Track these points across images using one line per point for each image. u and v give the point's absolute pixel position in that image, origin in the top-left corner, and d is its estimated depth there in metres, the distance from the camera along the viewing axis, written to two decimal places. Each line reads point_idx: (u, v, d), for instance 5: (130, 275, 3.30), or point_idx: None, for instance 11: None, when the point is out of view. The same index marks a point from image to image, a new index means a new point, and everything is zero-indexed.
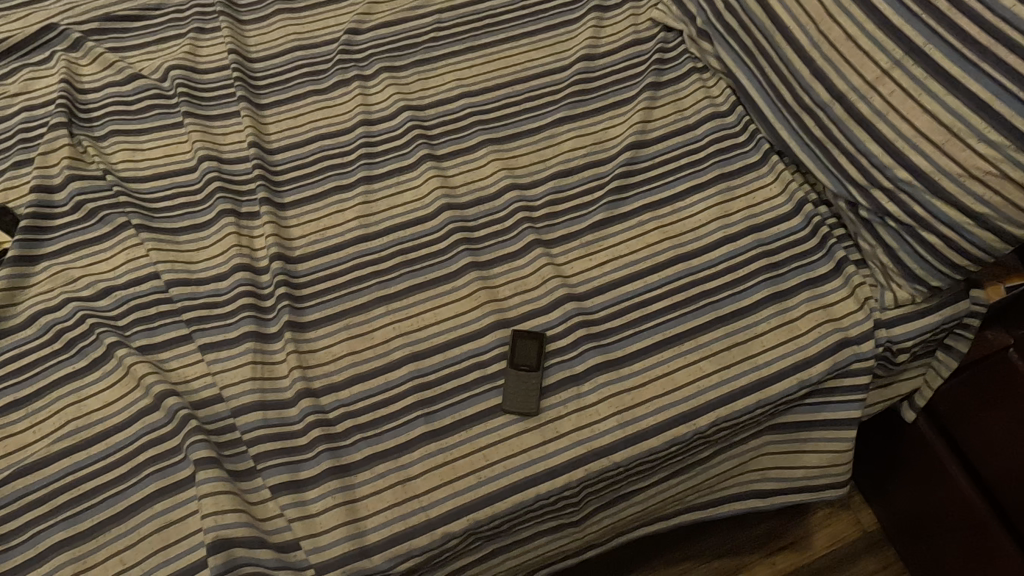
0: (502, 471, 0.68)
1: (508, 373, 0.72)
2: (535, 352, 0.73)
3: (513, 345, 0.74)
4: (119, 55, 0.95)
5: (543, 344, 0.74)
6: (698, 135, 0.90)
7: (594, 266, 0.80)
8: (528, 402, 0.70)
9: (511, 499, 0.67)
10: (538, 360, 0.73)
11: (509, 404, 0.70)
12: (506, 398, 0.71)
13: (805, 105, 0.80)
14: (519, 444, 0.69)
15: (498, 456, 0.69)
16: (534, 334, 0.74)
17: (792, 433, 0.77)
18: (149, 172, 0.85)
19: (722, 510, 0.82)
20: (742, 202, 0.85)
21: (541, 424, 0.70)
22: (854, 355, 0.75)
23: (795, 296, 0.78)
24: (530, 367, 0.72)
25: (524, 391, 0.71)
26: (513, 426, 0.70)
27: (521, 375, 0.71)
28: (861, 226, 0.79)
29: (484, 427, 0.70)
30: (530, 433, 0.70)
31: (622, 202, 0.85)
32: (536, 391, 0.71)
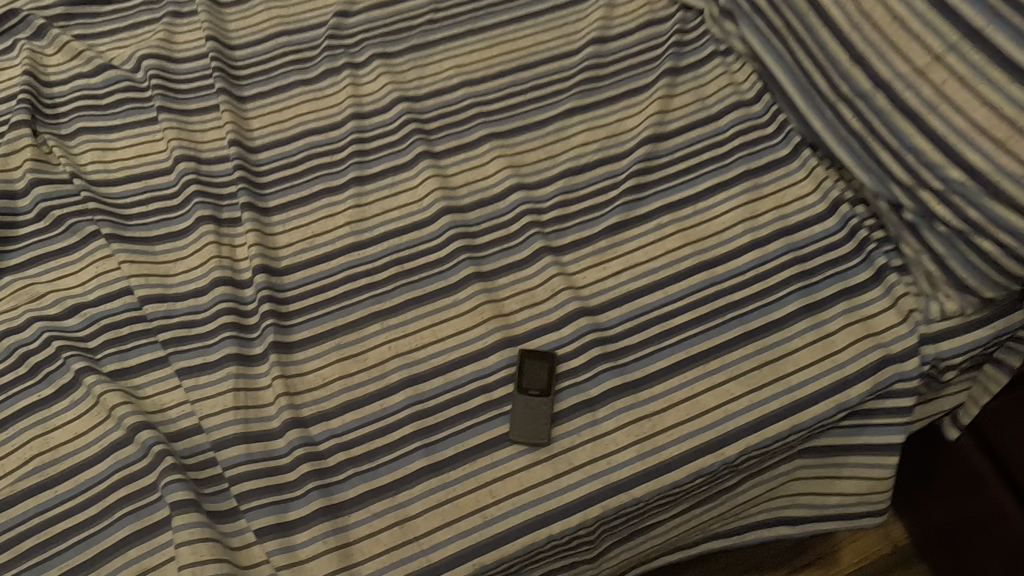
0: (510, 510, 0.62)
1: (515, 400, 0.65)
2: (545, 376, 0.66)
3: (520, 367, 0.67)
4: (87, 43, 0.87)
5: (553, 367, 0.67)
6: (721, 127, 0.82)
7: (608, 276, 0.73)
8: (538, 434, 0.64)
9: (521, 541, 0.61)
10: (548, 385, 0.66)
11: (516, 434, 0.64)
12: (512, 427, 0.64)
13: (843, 94, 0.72)
14: (529, 479, 0.63)
15: (507, 493, 0.62)
16: (543, 356, 0.67)
17: (827, 458, 0.71)
18: (121, 174, 0.78)
19: (749, 538, 0.76)
20: (771, 202, 0.77)
21: (554, 457, 0.64)
22: (896, 374, 0.68)
23: (830, 307, 0.71)
24: (540, 393, 0.65)
25: (532, 421, 0.64)
26: (522, 457, 0.64)
27: (529, 403, 0.65)
28: (904, 229, 0.72)
29: (491, 460, 0.64)
30: (541, 465, 0.63)
31: (638, 203, 0.77)
32: (547, 422, 0.64)
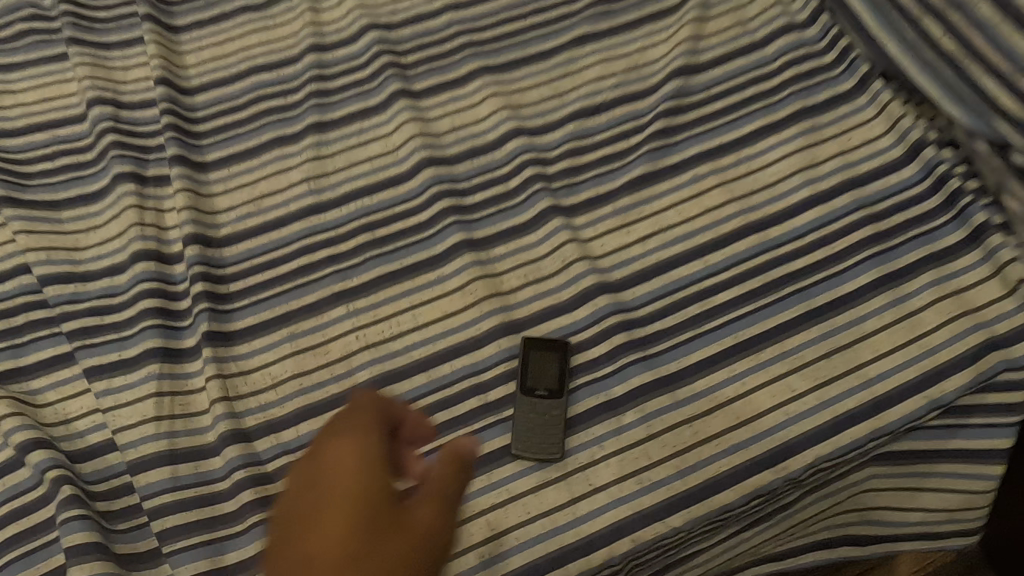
0: (512, 545, 0.48)
1: (519, 403, 0.51)
2: (556, 371, 0.52)
3: (523, 360, 0.53)
4: None
5: (566, 359, 0.53)
6: (768, 56, 0.66)
7: (633, 242, 0.58)
8: (550, 448, 0.50)
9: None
10: (561, 383, 0.52)
11: (520, 449, 0.50)
12: (515, 439, 0.50)
13: (930, 5, 0.55)
14: (536, 503, 0.49)
15: (507, 523, 0.49)
16: (553, 345, 0.53)
17: (911, 464, 0.56)
18: (21, 123, 0.62)
19: (805, 562, 0.62)
20: (835, 146, 0.61)
21: (569, 476, 0.50)
22: (1003, 362, 0.53)
23: (915, 277, 0.56)
24: (551, 394, 0.51)
25: (542, 430, 0.50)
26: (528, 476, 0.50)
27: (536, 407, 0.51)
28: (1010, 177, 0.56)
29: (488, 480, 0.50)
30: (551, 487, 0.49)
31: (669, 151, 0.62)
32: (560, 431, 0.50)
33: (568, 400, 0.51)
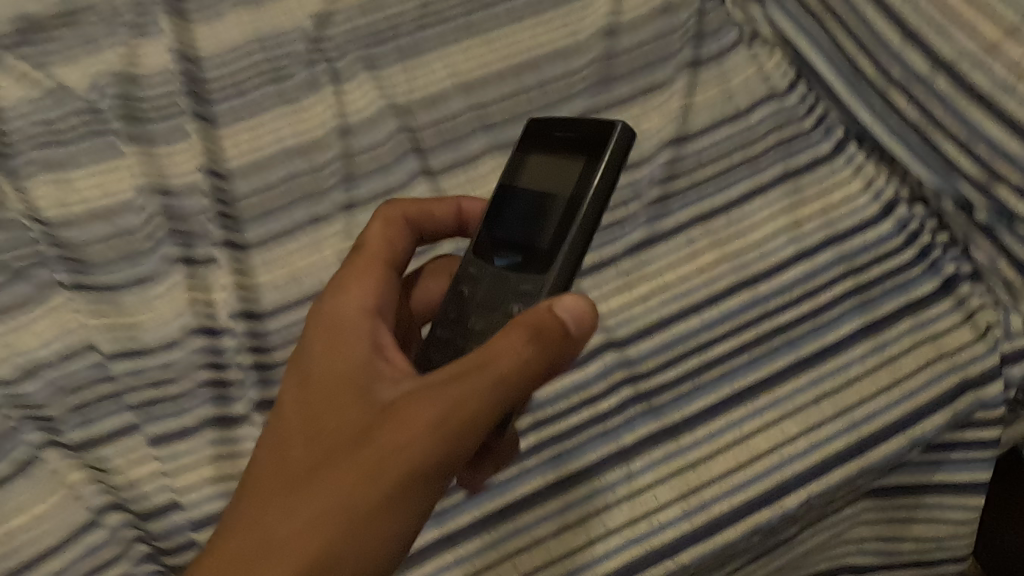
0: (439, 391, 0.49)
1: (512, 181, 0.54)
2: (579, 173, 0.49)
3: (553, 189, 0.50)
4: (37, 63, 0.77)
5: (600, 169, 0.48)
6: (753, 124, 0.72)
7: (637, 300, 0.63)
8: (529, 239, 0.50)
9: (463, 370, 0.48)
10: (568, 203, 0.48)
11: (484, 234, 0.53)
12: (494, 216, 0.53)
13: (896, 79, 0.64)
14: (497, 289, 0.50)
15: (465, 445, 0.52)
16: (601, 137, 0.49)
17: (895, 500, 0.61)
18: (79, 213, 0.69)
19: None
20: (818, 206, 0.67)
21: (534, 267, 0.48)
22: (977, 402, 0.59)
23: (895, 326, 0.61)
24: (561, 191, 0.50)
25: (523, 218, 0.51)
26: (481, 259, 0.52)
27: (534, 200, 0.51)
28: (979, 233, 0.62)
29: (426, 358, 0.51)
30: (482, 309, 0.50)
31: (665, 216, 0.68)
32: (538, 253, 0.49)
33: (569, 248, 0.47)
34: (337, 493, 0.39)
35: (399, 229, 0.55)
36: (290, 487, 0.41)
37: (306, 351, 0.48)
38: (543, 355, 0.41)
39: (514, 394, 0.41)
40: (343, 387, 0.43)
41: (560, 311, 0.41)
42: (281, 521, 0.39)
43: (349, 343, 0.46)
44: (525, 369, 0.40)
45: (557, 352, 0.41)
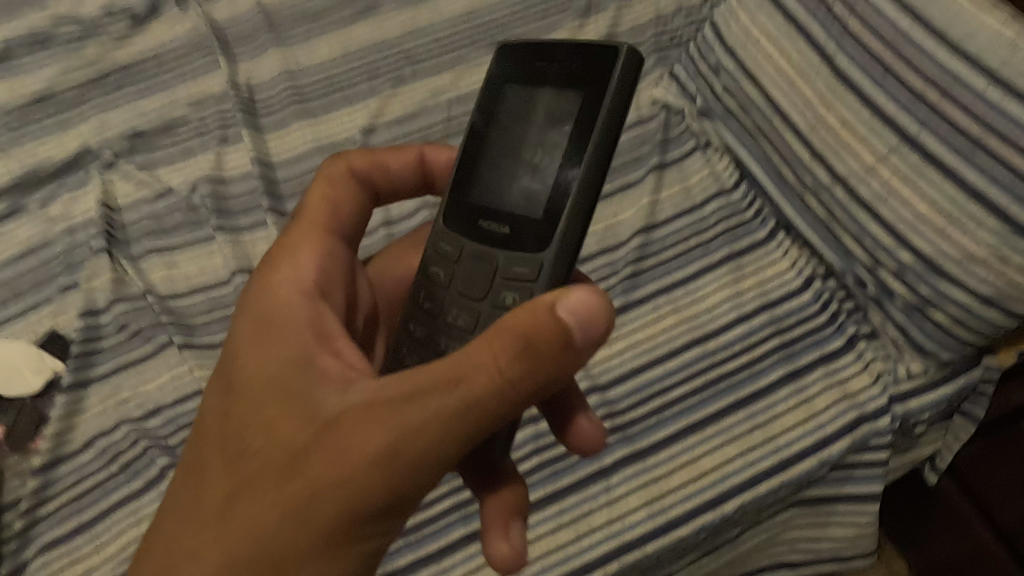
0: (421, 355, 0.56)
1: (485, 135, 0.58)
2: (575, 115, 0.54)
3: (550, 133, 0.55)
4: (150, 172, 1.00)
5: (602, 107, 0.52)
6: (705, 214, 0.92)
7: (615, 354, 0.83)
8: (522, 202, 0.55)
9: (461, 333, 0.55)
10: (569, 153, 0.53)
11: (459, 193, 0.58)
12: (472, 175, 0.58)
13: (808, 185, 0.85)
14: (484, 261, 0.55)
15: (491, 514, 0.59)
16: (595, 73, 0.53)
17: (816, 509, 0.80)
18: (184, 287, 0.91)
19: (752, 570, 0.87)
20: (753, 280, 0.87)
21: (539, 231, 0.53)
22: (871, 431, 0.78)
23: (810, 373, 0.81)
24: (554, 140, 0.54)
25: (505, 176, 0.56)
26: (460, 228, 0.57)
27: (519, 156, 0.56)
28: (872, 304, 0.82)
29: (411, 331, 0.58)
30: (465, 278, 0.56)
31: (636, 288, 0.87)
32: (540, 217, 0.54)
33: (573, 197, 0.52)
34: (297, 498, 0.44)
35: (349, 181, 0.62)
36: (238, 497, 0.46)
37: (243, 342, 0.52)
38: (530, 375, 0.44)
39: (489, 410, 0.44)
40: (290, 387, 0.48)
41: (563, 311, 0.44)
42: (250, 515, 0.45)
43: (290, 339, 0.50)
44: (501, 390, 0.44)
45: (550, 368, 0.44)
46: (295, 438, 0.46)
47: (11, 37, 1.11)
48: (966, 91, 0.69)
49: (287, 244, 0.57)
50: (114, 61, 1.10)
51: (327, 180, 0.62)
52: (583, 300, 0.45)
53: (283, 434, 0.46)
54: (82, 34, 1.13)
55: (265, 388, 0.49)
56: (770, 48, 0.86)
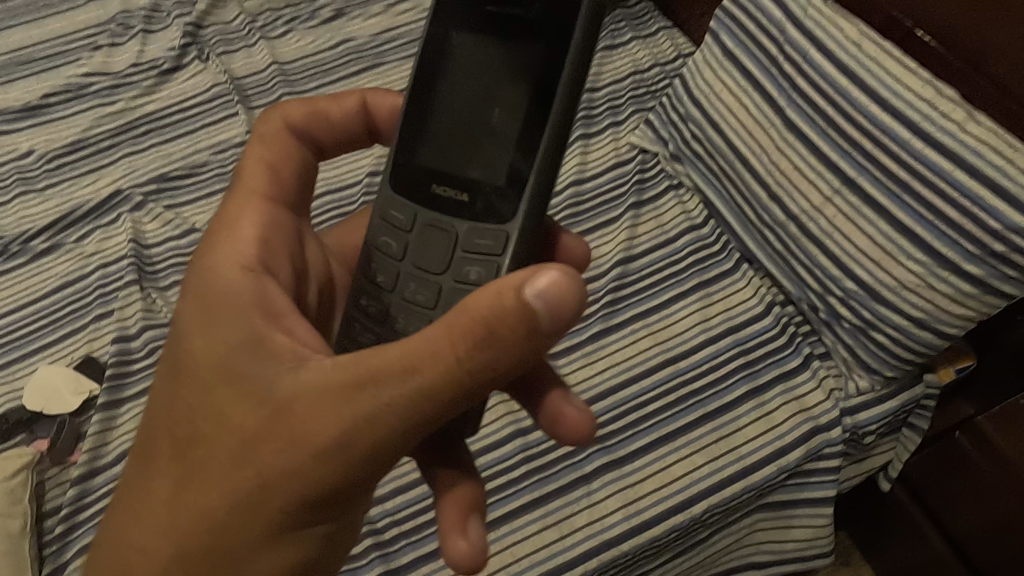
0: (374, 330, 0.56)
1: (433, 91, 0.57)
2: (539, 76, 0.54)
3: (511, 92, 0.55)
4: (175, 212, 1.10)
5: (566, 70, 0.53)
6: (678, 246, 1.02)
7: (595, 373, 0.92)
8: (480, 168, 0.55)
9: (418, 303, 0.55)
10: (530, 118, 0.54)
11: (406, 156, 0.57)
12: (421, 136, 0.57)
13: (766, 222, 0.95)
14: (443, 230, 0.55)
15: (447, 509, 0.57)
16: (552, 27, 0.54)
17: (779, 512, 0.91)
18: None
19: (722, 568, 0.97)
20: (721, 305, 0.96)
21: (502, 198, 0.54)
22: (825, 441, 0.87)
23: (770, 389, 0.90)
24: (512, 98, 0.55)
25: (457, 138, 0.56)
26: (411, 193, 0.57)
27: (472, 116, 0.56)
28: (824, 327, 0.92)
29: (362, 305, 0.57)
30: (421, 248, 0.56)
31: (615, 313, 0.97)
32: (504, 180, 0.54)
33: (539, 163, 0.53)
34: (251, 482, 0.46)
35: (288, 135, 0.63)
36: (195, 480, 0.48)
37: (185, 323, 0.51)
38: (487, 361, 0.42)
39: (443, 400, 0.43)
40: (239, 365, 0.47)
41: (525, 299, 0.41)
42: (207, 495, 0.47)
43: (227, 319, 0.49)
44: (459, 382, 0.42)
45: (512, 353, 0.42)
46: (244, 421, 0.46)
47: (50, 90, 1.23)
48: (894, 143, 0.80)
49: (226, 214, 0.57)
50: (143, 111, 1.22)
51: (263, 137, 0.62)
52: (552, 283, 0.41)
53: (234, 417, 0.47)
54: (113, 87, 1.24)
55: (211, 362, 0.49)
56: (730, 101, 0.97)
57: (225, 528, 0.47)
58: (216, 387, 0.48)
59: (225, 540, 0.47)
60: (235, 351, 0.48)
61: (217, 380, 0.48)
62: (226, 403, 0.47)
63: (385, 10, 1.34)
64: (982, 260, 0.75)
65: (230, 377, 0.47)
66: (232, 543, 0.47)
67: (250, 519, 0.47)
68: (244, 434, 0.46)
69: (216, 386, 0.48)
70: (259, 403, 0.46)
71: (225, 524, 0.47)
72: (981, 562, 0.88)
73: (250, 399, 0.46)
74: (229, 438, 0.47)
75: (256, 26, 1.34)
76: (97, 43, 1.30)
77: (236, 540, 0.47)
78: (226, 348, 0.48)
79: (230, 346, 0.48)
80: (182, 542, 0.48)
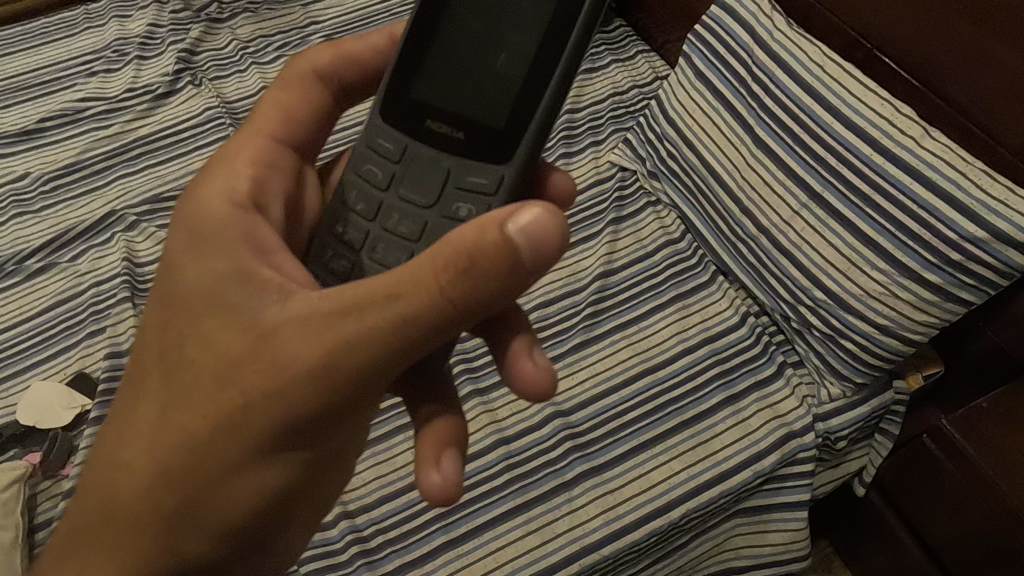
0: (347, 257, 0.57)
1: (437, 24, 0.57)
2: (547, 24, 0.54)
3: (516, 40, 0.55)
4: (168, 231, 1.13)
5: (578, 23, 0.53)
6: (656, 260, 1.06)
7: (576, 383, 0.95)
8: (475, 111, 0.56)
9: (401, 233, 0.57)
10: (534, 71, 0.54)
11: (402, 86, 0.58)
12: (420, 69, 0.58)
13: (739, 235, 0.98)
14: (434, 166, 0.57)
15: (426, 440, 0.57)
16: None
17: (756, 517, 0.94)
18: None
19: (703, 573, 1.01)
20: (697, 316, 1.00)
21: (496, 144, 0.55)
22: (798, 446, 0.90)
23: (745, 397, 0.93)
24: (518, 47, 0.55)
25: (456, 76, 0.57)
26: (404, 125, 0.58)
27: (474, 58, 0.56)
28: (797, 335, 0.95)
29: (339, 232, 0.58)
30: (409, 182, 0.58)
31: (595, 325, 1.00)
32: (502, 125, 0.55)
33: (542, 110, 0.54)
34: (234, 407, 0.47)
35: (308, 78, 0.64)
36: (179, 405, 0.49)
37: (175, 250, 0.52)
38: (473, 292, 0.42)
39: (428, 326, 0.43)
40: (230, 292, 0.48)
41: (516, 235, 0.41)
42: (188, 420, 0.48)
43: (219, 246, 0.50)
44: (443, 311, 0.42)
45: (498, 284, 0.42)
46: (231, 347, 0.47)
47: (46, 115, 1.26)
48: (855, 158, 0.84)
49: (229, 150, 0.58)
50: (136, 135, 1.25)
51: (286, 83, 0.64)
52: (536, 220, 0.41)
53: (221, 344, 0.47)
54: (107, 111, 1.28)
55: (202, 289, 0.49)
56: (702, 119, 1.01)
57: (206, 453, 0.48)
58: (207, 312, 0.49)
59: (205, 465, 0.48)
60: (226, 278, 0.49)
61: (207, 306, 0.49)
62: (214, 329, 0.48)
63: None
64: (939, 268, 0.78)
65: (219, 303, 0.48)
66: (211, 468, 0.48)
67: (228, 444, 0.48)
68: (230, 359, 0.47)
69: (206, 311, 0.49)
70: (247, 329, 0.47)
71: (205, 449, 0.48)
72: (958, 565, 0.89)
73: (238, 325, 0.47)
74: (213, 364, 0.48)
75: (248, 52, 1.38)
76: (92, 70, 1.34)
77: (216, 465, 0.48)
78: (218, 276, 0.49)
79: (224, 274, 0.49)
80: (162, 466, 0.49)
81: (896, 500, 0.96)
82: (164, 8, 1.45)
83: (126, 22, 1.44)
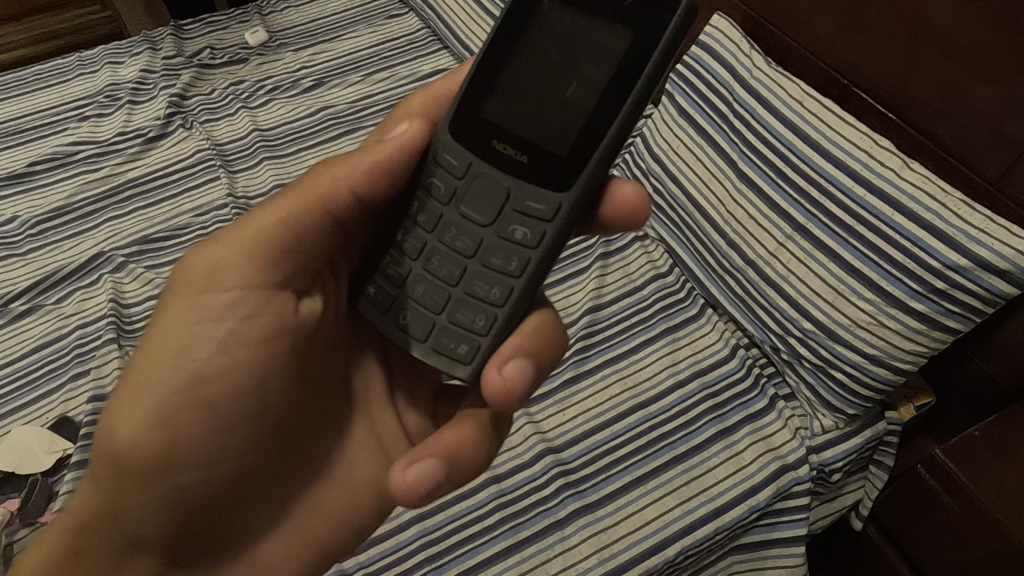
0: (404, 266, 0.62)
1: (511, 53, 0.59)
2: (624, 53, 0.56)
3: (592, 69, 0.57)
4: (156, 272, 1.13)
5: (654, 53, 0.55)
6: (645, 294, 1.06)
7: (568, 419, 0.94)
8: (541, 135, 0.59)
9: (457, 249, 0.61)
10: (602, 103, 0.57)
11: (473, 108, 0.60)
12: (491, 89, 0.60)
13: (726, 268, 0.99)
14: (494, 185, 0.60)
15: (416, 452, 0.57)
16: (642, 20, 0.55)
17: (753, 552, 0.93)
18: None
19: None
20: (687, 350, 1.00)
21: (560, 169, 0.58)
22: (793, 479, 0.89)
23: (738, 430, 0.92)
24: (590, 77, 0.57)
25: (527, 101, 0.59)
26: (469, 143, 0.60)
27: (548, 85, 0.59)
28: (787, 367, 0.95)
29: (400, 241, 0.62)
30: (472, 200, 0.60)
31: (585, 360, 0.99)
32: (566, 152, 0.58)
33: (607, 144, 0.57)
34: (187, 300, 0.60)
35: None
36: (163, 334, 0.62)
37: None
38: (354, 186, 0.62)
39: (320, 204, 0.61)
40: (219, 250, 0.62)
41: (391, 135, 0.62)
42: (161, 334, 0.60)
43: None
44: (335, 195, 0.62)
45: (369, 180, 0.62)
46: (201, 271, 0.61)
47: (37, 158, 1.27)
48: (837, 190, 0.85)
49: None
50: (127, 177, 1.26)
51: None
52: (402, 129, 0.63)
53: None
54: (98, 154, 1.29)
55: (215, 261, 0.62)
56: (686, 155, 1.03)
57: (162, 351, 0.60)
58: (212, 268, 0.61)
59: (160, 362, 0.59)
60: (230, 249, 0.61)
61: None
62: None
63: (361, 80, 1.41)
64: (926, 297, 0.79)
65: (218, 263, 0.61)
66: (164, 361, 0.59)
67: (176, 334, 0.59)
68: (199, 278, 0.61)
69: None
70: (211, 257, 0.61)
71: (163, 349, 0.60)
72: None
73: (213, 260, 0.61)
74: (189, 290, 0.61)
75: (238, 96, 1.40)
76: (84, 114, 1.36)
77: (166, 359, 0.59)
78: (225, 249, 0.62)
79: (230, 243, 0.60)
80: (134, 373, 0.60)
81: (894, 535, 0.95)
82: (157, 55, 1.48)
83: (119, 68, 1.46)
